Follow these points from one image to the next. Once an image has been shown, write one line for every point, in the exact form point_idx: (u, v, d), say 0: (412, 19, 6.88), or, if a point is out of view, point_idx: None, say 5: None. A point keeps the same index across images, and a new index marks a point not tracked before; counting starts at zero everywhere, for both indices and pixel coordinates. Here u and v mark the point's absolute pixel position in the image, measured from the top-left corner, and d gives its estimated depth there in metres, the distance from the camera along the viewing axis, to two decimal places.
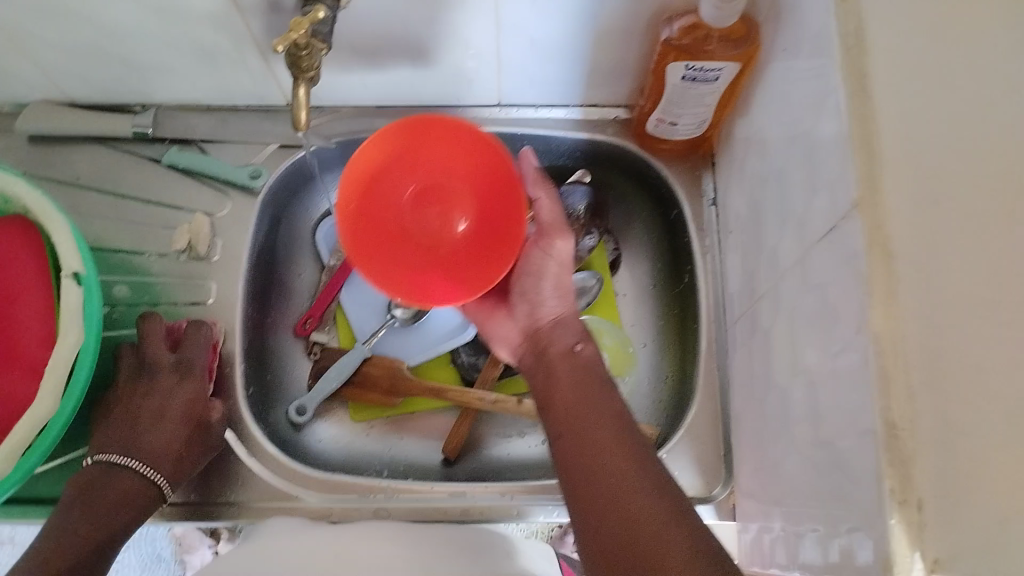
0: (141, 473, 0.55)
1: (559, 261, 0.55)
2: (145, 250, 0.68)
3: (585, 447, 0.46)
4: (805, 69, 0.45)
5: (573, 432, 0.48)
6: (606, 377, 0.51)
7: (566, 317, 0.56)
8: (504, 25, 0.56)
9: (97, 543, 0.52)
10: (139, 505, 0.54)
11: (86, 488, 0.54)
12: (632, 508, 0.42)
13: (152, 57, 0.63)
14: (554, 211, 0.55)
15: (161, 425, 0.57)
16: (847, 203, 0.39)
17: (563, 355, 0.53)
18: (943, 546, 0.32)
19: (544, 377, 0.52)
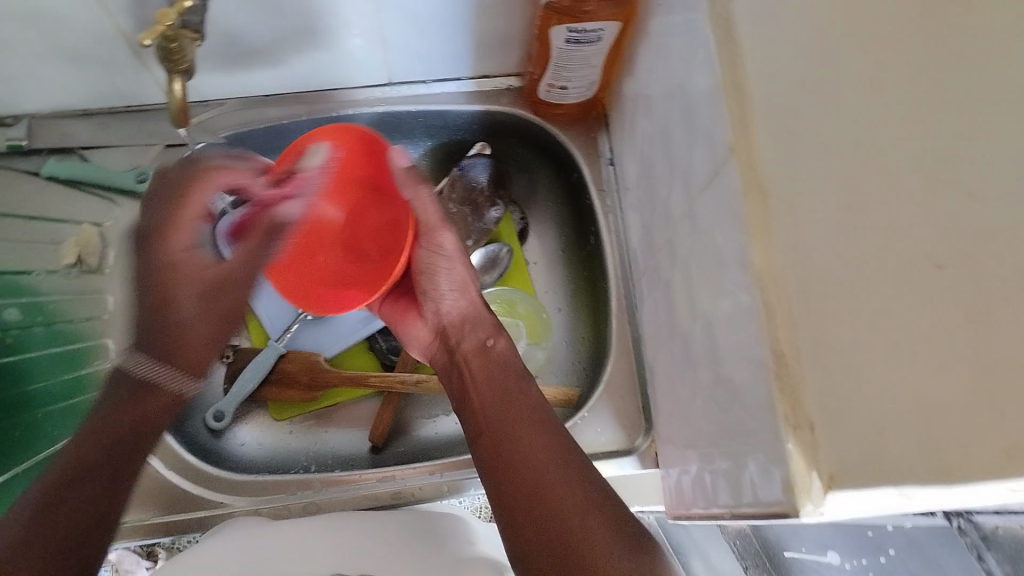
0: (167, 381, 0.55)
1: (451, 254, 0.59)
2: (33, 269, 0.65)
3: (506, 443, 0.48)
4: (677, 23, 0.46)
5: (494, 431, 0.50)
6: (521, 372, 0.54)
7: (474, 312, 0.59)
8: (386, 0, 0.56)
9: (135, 432, 0.51)
10: (170, 402, 0.54)
11: (125, 383, 0.53)
12: (554, 506, 0.44)
13: (12, 64, 0.59)
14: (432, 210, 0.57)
15: (193, 318, 0.58)
16: (723, 148, 0.39)
17: (478, 355, 0.56)
18: (832, 460, 0.31)
19: (460, 379, 0.55)
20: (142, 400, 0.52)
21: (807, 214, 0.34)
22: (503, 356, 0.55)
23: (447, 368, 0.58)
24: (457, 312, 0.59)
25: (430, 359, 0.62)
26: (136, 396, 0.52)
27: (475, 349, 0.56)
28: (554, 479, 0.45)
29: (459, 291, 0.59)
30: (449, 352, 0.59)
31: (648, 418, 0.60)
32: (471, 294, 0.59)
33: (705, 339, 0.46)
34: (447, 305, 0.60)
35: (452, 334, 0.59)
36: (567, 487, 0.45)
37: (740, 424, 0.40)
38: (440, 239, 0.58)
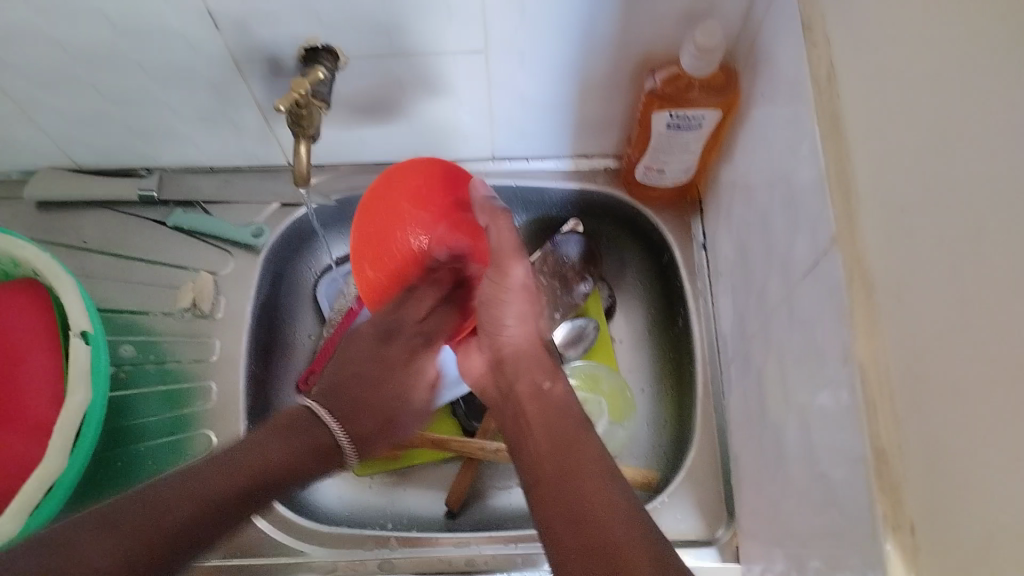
0: (332, 430, 0.56)
1: (515, 287, 0.54)
2: (149, 311, 0.69)
3: (584, 514, 0.44)
4: (780, 115, 0.47)
5: (554, 482, 0.47)
6: (583, 417, 0.51)
7: (530, 350, 0.56)
8: (496, 83, 0.59)
9: (263, 483, 0.50)
10: (319, 458, 0.54)
11: (289, 424, 0.54)
12: (601, 534, 0.42)
13: (154, 123, 0.65)
14: (508, 238, 0.53)
15: (386, 392, 0.60)
16: (826, 240, 0.40)
17: (533, 398, 0.53)
18: (936, 568, 0.31)
19: (515, 417, 0.54)
20: (312, 436, 0.54)
21: (910, 308, 0.34)
22: (559, 397, 0.53)
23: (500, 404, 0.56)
24: (518, 346, 0.56)
25: (484, 387, 0.59)
26: (307, 428, 0.55)
27: (530, 391, 0.54)
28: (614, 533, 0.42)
29: (520, 324, 0.56)
30: (503, 387, 0.56)
31: (731, 509, 0.59)
32: (527, 326, 0.56)
33: (797, 433, 0.45)
34: (506, 337, 0.57)
35: (507, 371, 0.56)
36: (624, 540, 0.41)
37: (834, 525, 0.39)
38: (510, 271, 0.54)
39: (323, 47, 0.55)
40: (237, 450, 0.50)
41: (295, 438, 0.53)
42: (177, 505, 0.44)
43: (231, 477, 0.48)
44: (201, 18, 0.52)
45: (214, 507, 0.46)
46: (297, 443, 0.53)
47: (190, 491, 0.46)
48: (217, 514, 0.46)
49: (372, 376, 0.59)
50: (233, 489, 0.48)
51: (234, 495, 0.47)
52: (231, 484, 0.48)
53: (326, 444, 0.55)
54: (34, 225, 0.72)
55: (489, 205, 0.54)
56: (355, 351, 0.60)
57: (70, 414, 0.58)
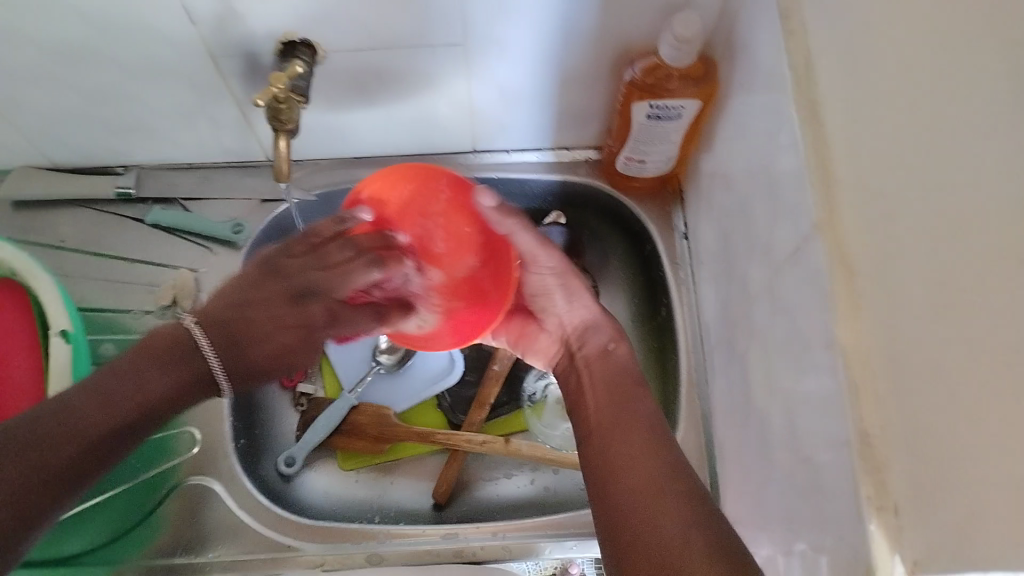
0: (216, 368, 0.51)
1: (555, 270, 0.57)
2: (130, 309, 0.69)
3: (628, 458, 0.45)
4: (759, 104, 0.48)
5: (608, 424, 0.49)
6: (640, 376, 0.53)
7: (597, 322, 0.57)
8: (476, 75, 0.59)
9: (133, 416, 0.46)
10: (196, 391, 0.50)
11: (172, 346, 0.49)
12: (654, 518, 0.41)
13: (131, 120, 0.65)
14: (530, 240, 0.54)
15: (269, 338, 0.54)
16: (808, 228, 0.40)
17: (599, 358, 0.55)
18: (920, 547, 0.31)
19: (579, 381, 0.55)
20: (184, 363, 0.49)
21: (895, 296, 0.34)
22: (620, 359, 0.54)
23: (565, 369, 0.58)
24: (579, 320, 0.58)
25: (553, 367, 0.60)
26: (179, 358, 0.49)
27: (597, 352, 0.55)
28: (659, 475, 0.43)
29: (570, 306, 0.58)
30: (568, 355, 0.58)
31: (717, 494, 0.59)
32: (587, 302, 0.58)
33: (782, 417, 0.45)
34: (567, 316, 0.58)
35: (573, 339, 0.58)
36: (665, 479, 0.43)
37: (820, 507, 0.39)
38: (540, 258, 0.56)
39: (301, 42, 0.54)
40: (104, 374, 0.46)
41: (176, 366, 0.49)
42: (53, 446, 0.42)
43: (113, 407, 0.45)
44: (176, 14, 0.52)
45: (91, 443, 0.43)
46: (169, 360, 0.49)
47: (74, 429, 0.43)
48: (83, 446, 0.43)
49: (249, 320, 0.53)
50: (113, 423, 0.45)
51: (104, 429, 0.44)
52: (111, 415, 0.45)
53: (203, 379, 0.50)
54: (10, 225, 0.71)
55: (504, 208, 0.51)
56: (266, 304, 0.53)
57: None
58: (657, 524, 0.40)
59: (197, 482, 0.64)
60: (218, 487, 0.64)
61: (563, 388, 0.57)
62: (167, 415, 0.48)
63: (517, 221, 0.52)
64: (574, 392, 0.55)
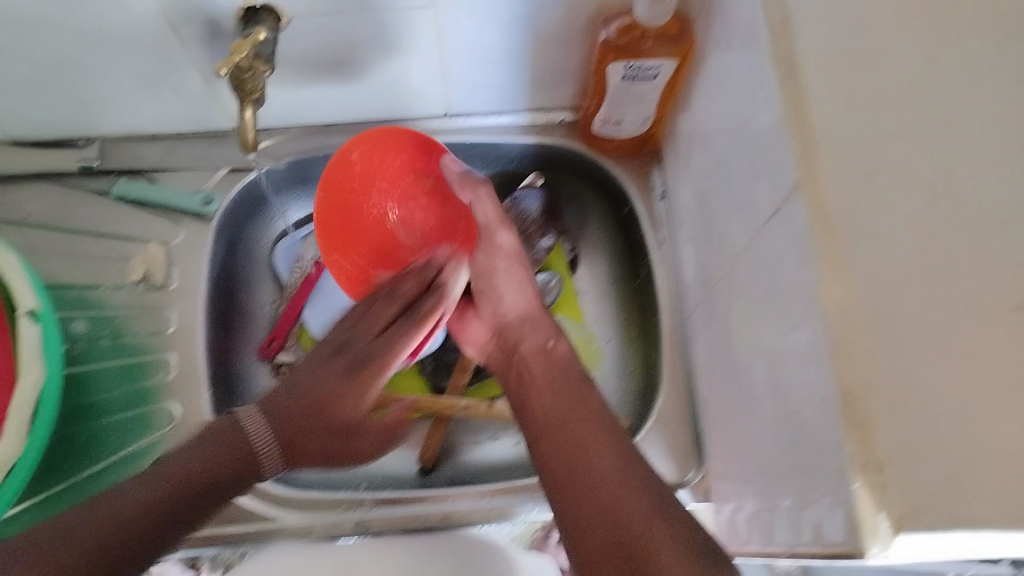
0: (271, 443, 0.51)
1: (506, 253, 0.58)
2: (101, 283, 0.68)
3: (578, 453, 0.44)
4: (736, 61, 0.47)
5: (552, 425, 0.48)
6: (580, 371, 0.52)
7: (535, 316, 0.56)
8: (446, 37, 0.57)
9: (203, 489, 0.45)
10: (248, 475, 0.49)
11: (234, 425, 0.50)
12: (612, 501, 0.41)
13: (90, 92, 0.63)
14: (492, 208, 0.58)
15: (320, 412, 0.54)
16: (787, 188, 0.40)
17: (539, 355, 0.54)
18: (903, 502, 0.31)
19: (521, 381, 0.53)
20: (240, 430, 0.50)
21: (880, 251, 0.34)
22: (561, 355, 0.53)
23: (505, 368, 0.56)
24: (517, 313, 0.56)
25: (488, 360, 0.59)
26: (234, 428, 0.50)
27: (535, 350, 0.54)
28: (604, 463, 0.43)
29: (517, 291, 0.57)
30: (506, 352, 0.56)
31: (701, 450, 0.60)
32: (526, 293, 0.57)
33: (764, 375, 0.46)
34: (506, 304, 0.57)
35: (510, 335, 0.56)
36: (615, 467, 0.43)
37: (803, 463, 0.40)
38: (496, 237, 0.58)
39: (262, 8, 0.52)
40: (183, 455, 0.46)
41: (239, 440, 0.49)
42: (145, 488, 0.43)
43: (199, 474, 0.46)
44: None
45: (173, 507, 0.43)
46: (230, 438, 0.49)
47: (166, 484, 0.44)
48: (174, 507, 0.43)
49: (305, 409, 0.53)
50: (197, 489, 0.45)
51: (183, 493, 0.44)
52: (195, 477, 0.45)
53: (247, 454, 0.49)
54: None
55: (467, 176, 0.58)
56: (324, 388, 0.54)
57: (25, 395, 0.56)
58: (615, 505, 0.41)
59: None
60: None
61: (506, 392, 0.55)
62: (227, 494, 0.47)
63: (476, 187, 0.58)
64: (516, 392, 0.54)
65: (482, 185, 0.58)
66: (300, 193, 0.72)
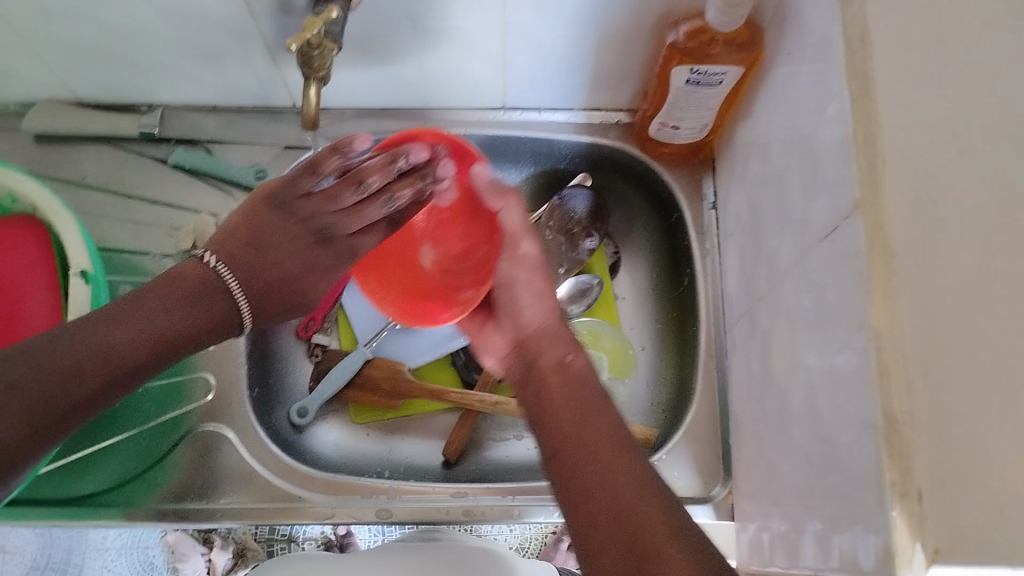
0: (228, 291, 0.56)
1: (528, 263, 0.57)
2: (149, 251, 0.68)
3: (608, 482, 0.43)
4: (807, 73, 0.46)
5: (574, 445, 0.46)
6: (598, 390, 0.50)
7: (554, 326, 0.55)
8: (511, 30, 0.58)
9: (150, 349, 0.51)
10: (222, 330, 0.56)
11: (182, 278, 0.54)
12: (642, 540, 0.39)
13: (156, 58, 0.64)
14: (518, 218, 0.55)
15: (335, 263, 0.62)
16: (847, 204, 0.39)
17: (556, 370, 0.52)
18: (942, 534, 0.30)
19: (535, 395, 0.52)
20: (209, 303, 0.55)
21: (930, 276, 0.34)
22: (580, 371, 0.52)
23: (522, 379, 0.54)
24: (539, 324, 0.55)
25: (507, 369, 0.58)
26: (201, 287, 0.55)
27: (553, 364, 0.52)
28: (647, 509, 0.41)
29: (540, 303, 0.56)
30: (524, 366, 0.54)
31: (727, 467, 0.59)
32: (545, 305, 0.56)
33: (804, 395, 0.45)
34: (528, 317, 0.56)
35: (529, 350, 0.55)
36: (649, 511, 0.41)
37: (838, 487, 0.39)
38: (520, 247, 0.56)
39: None
40: (158, 318, 0.51)
41: (194, 305, 0.54)
42: (77, 369, 0.46)
43: (144, 346, 0.50)
44: None
45: (112, 378, 0.48)
46: (189, 291, 0.54)
47: (105, 357, 0.48)
48: (125, 363, 0.49)
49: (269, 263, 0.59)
50: (144, 353, 0.50)
51: (132, 363, 0.49)
52: (139, 352, 0.50)
53: (226, 317, 0.56)
54: (30, 159, 0.70)
55: (497, 185, 0.54)
56: (292, 237, 0.59)
57: None
58: (636, 531, 0.40)
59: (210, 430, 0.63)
60: (231, 436, 0.63)
61: (523, 405, 0.53)
62: (196, 347, 0.54)
63: (508, 198, 0.55)
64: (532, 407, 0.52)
65: (515, 194, 0.55)
66: None
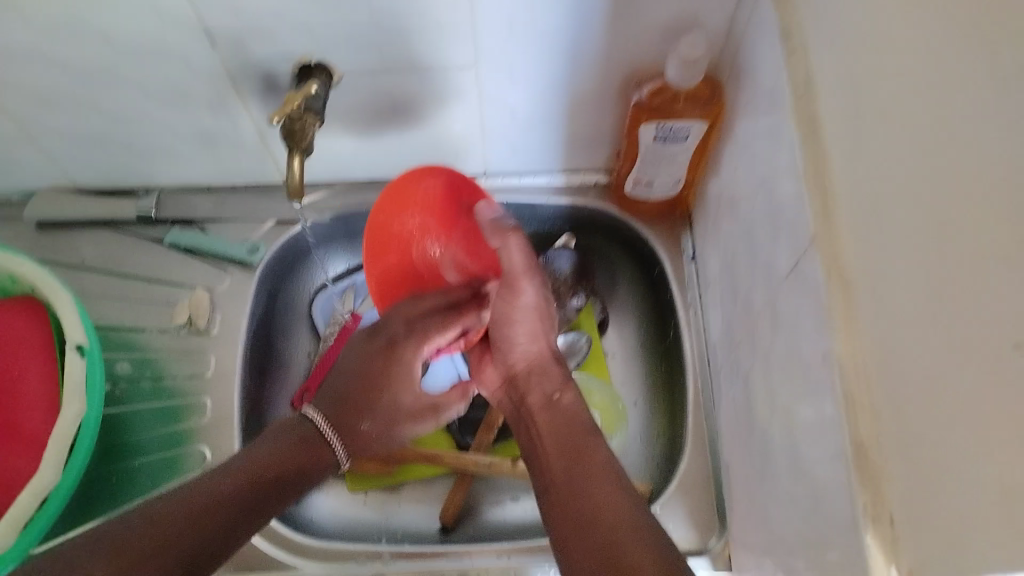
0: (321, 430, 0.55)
1: (525, 306, 0.58)
2: (146, 327, 0.70)
3: (579, 495, 0.47)
4: (762, 123, 0.48)
5: (560, 479, 0.49)
6: (590, 425, 0.53)
7: (542, 363, 0.58)
8: (486, 98, 0.61)
9: (253, 489, 0.49)
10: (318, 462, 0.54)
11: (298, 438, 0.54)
12: (618, 549, 0.42)
13: (150, 141, 0.67)
14: (522, 258, 0.56)
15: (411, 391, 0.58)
16: (806, 242, 0.41)
17: (546, 408, 0.55)
18: (914, 557, 0.31)
19: (528, 431, 0.55)
20: (308, 447, 0.54)
21: (887, 298, 0.34)
22: (567, 407, 0.54)
23: (514, 418, 0.58)
24: (529, 360, 0.59)
25: (500, 404, 0.61)
26: (303, 442, 0.54)
27: (541, 402, 0.56)
28: (620, 519, 0.44)
29: (531, 340, 0.59)
30: (516, 401, 0.58)
31: (723, 517, 0.59)
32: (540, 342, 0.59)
33: (784, 436, 0.45)
34: (518, 353, 0.59)
35: (519, 386, 0.59)
36: (625, 521, 0.44)
37: (820, 522, 0.39)
38: (519, 288, 0.57)
39: (317, 64, 0.56)
40: (245, 458, 0.50)
41: (298, 449, 0.53)
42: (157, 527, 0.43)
43: (229, 481, 0.48)
44: (196, 37, 0.54)
45: (196, 533, 0.44)
46: (279, 444, 0.53)
47: (197, 506, 0.45)
48: (200, 530, 0.44)
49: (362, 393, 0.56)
50: (245, 497, 0.48)
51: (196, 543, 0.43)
52: (228, 490, 0.47)
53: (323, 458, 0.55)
54: (32, 244, 0.73)
55: (497, 224, 0.55)
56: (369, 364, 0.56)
57: (65, 428, 0.58)
58: (614, 543, 0.43)
59: None
60: None
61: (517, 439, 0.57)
62: (294, 490, 0.52)
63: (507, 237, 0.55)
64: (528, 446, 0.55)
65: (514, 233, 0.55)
66: (341, 247, 0.75)
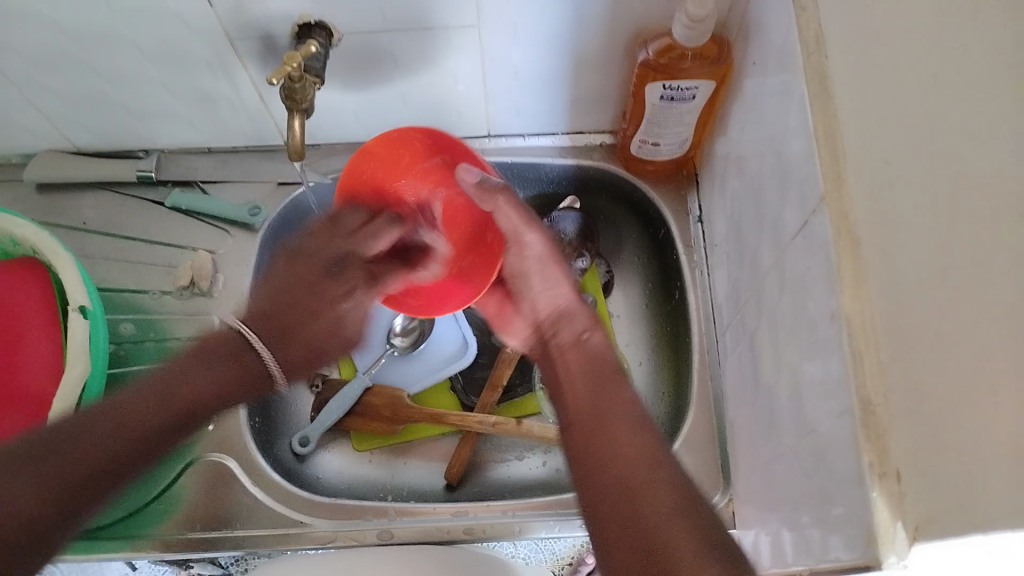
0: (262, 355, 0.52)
1: (537, 253, 0.57)
2: (149, 289, 0.70)
3: (608, 456, 0.44)
4: (771, 81, 0.48)
5: (582, 429, 0.47)
6: (615, 367, 0.52)
7: (572, 308, 0.57)
8: (491, 59, 0.60)
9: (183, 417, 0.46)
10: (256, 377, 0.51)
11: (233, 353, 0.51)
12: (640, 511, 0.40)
13: (149, 102, 0.66)
14: (512, 218, 0.55)
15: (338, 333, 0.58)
16: (814, 202, 0.41)
17: (575, 346, 0.54)
18: (920, 511, 0.31)
19: (556, 369, 0.54)
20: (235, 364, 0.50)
21: (897, 261, 0.34)
22: (596, 348, 0.54)
23: (541, 353, 0.57)
24: (554, 306, 0.57)
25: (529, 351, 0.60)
26: (235, 357, 0.51)
27: (570, 341, 0.55)
28: (635, 478, 0.42)
29: (549, 286, 0.58)
30: (543, 344, 0.57)
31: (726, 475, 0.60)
32: (563, 289, 0.57)
33: (789, 396, 0.46)
34: (541, 302, 0.58)
35: (547, 327, 0.57)
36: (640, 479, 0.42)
37: (824, 480, 0.40)
38: (524, 239, 0.57)
39: (317, 24, 0.55)
40: (180, 371, 0.47)
41: (228, 365, 0.50)
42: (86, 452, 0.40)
43: (162, 407, 0.45)
44: None
45: (111, 464, 0.41)
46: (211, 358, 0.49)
47: (130, 429, 0.42)
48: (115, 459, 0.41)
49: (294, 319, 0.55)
50: (167, 416, 0.45)
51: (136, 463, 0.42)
52: (161, 416, 0.44)
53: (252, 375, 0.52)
54: (32, 206, 0.72)
55: (485, 187, 0.55)
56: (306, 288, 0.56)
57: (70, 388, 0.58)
58: (634, 507, 0.40)
59: (214, 462, 0.64)
60: (233, 465, 0.64)
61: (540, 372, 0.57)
62: (218, 412, 0.48)
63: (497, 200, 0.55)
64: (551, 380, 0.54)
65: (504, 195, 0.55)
66: None
